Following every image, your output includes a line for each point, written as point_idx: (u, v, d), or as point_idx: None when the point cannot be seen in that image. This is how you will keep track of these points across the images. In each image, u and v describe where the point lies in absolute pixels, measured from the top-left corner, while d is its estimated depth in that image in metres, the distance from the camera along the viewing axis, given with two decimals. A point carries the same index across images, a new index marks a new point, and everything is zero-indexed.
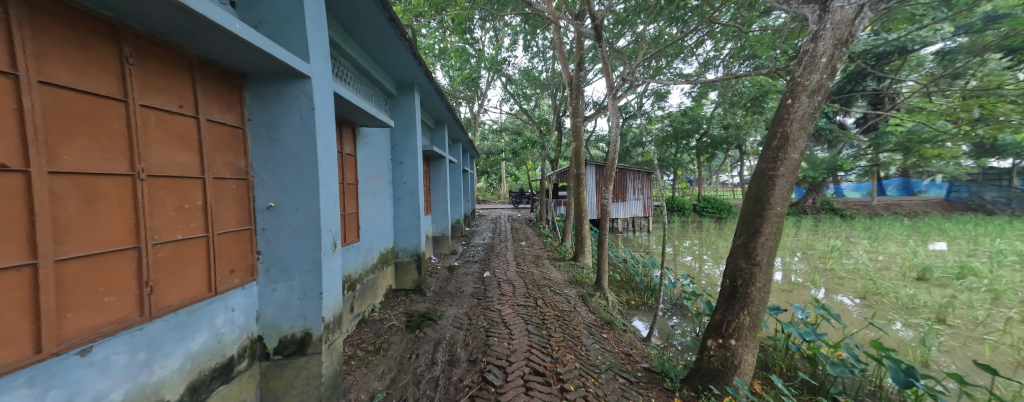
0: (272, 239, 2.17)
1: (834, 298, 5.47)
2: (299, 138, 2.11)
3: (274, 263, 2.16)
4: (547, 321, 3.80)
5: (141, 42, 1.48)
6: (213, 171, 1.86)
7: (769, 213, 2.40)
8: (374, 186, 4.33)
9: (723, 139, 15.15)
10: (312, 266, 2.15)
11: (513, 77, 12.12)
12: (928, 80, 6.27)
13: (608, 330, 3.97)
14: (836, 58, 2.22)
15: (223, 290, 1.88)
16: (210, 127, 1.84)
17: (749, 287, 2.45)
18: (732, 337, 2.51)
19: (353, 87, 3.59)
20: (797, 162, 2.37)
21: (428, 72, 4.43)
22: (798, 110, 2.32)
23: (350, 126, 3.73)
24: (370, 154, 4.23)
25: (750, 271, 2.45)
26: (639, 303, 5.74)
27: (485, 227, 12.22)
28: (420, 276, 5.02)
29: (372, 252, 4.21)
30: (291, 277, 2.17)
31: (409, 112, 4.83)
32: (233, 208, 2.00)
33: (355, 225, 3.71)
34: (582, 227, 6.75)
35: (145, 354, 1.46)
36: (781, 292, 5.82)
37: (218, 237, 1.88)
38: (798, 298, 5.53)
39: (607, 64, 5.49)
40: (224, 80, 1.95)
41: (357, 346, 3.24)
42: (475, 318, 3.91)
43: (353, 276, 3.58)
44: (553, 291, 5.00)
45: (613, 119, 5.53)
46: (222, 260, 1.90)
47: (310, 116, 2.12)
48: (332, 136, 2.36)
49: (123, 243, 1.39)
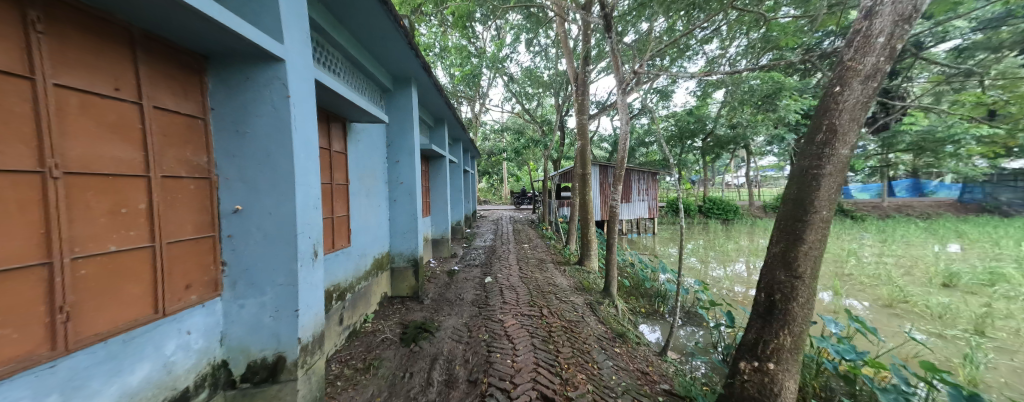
0: (238, 248, 1.87)
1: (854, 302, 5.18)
2: (271, 132, 1.85)
3: (241, 275, 1.87)
4: (554, 334, 3.50)
5: (58, 6, 1.19)
6: (163, 168, 1.55)
7: (813, 217, 2.10)
8: (368, 187, 4.03)
9: (729, 139, 14.81)
10: (286, 279, 1.88)
11: (515, 76, 11.85)
12: (940, 80, 5.93)
13: (619, 343, 3.62)
14: (896, 37, 1.92)
15: (174, 310, 1.57)
16: (158, 115, 1.54)
17: (789, 302, 2.14)
18: (770, 361, 2.17)
19: (341, 79, 3.31)
20: (847, 158, 2.07)
21: (426, 66, 4.17)
22: (850, 98, 2.01)
23: (341, 121, 3.45)
24: (364, 152, 3.95)
25: (790, 284, 2.14)
26: (650, 311, 5.41)
27: (486, 229, 11.94)
28: (418, 283, 4.72)
29: (366, 258, 3.91)
30: (261, 292, 1.88)
31: (407, 107, 4.55)
32: (191, 212, 1.69)
33: (344, 228, 3.43)
34: (588, 229, 6.48)
35: (57, 397, 1.15)
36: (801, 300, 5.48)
37: (169, 248, 1.57)
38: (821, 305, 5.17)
39: (617, 58, 5.17)
40: (176, 59, 1.64)
41: (346, 364, 2.93)
42: (476, 330, 3.61)
43: (342, 284, 3.29)
44: (559, 299, 4.69)
45: (622, 116, 5.21)
46: (175, 274, 1.59)
47: (284, 107, 1.86)
48: (312, 131, 2.10)
49: (27, 259, 1.10)
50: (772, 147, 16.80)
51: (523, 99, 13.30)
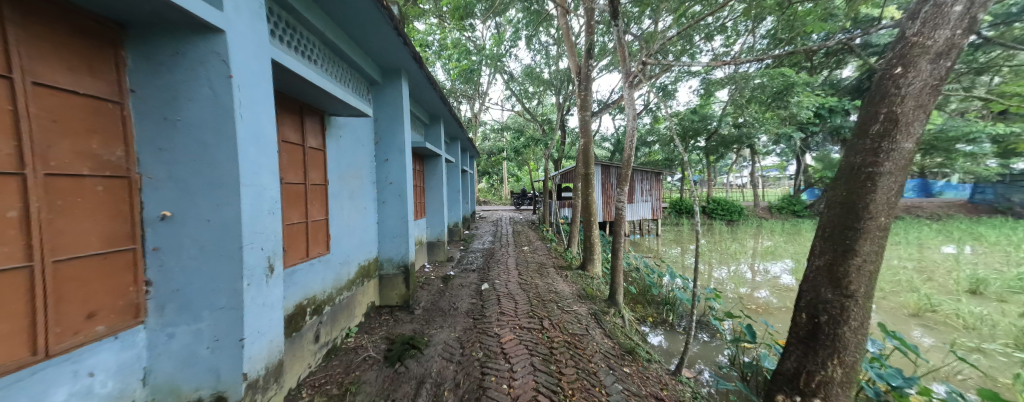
0: (167, 264, 1.52)
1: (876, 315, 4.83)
2: (209, 123, 1.52)
3: (172, 297, 1.53)
4: (556, 351, 3.14)
5: None
6: (51, 165, 1.19)
7: (868, 225, 1.75)
8: (352, 188, 3.66)
9: (735, 139, 14.43)
10: (230, 301, 1.55)
11: (514, 74, 11.49)
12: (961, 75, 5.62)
13: (629, 361, 3.26)
14: (978, 4, 1.56)
15: (67, 346, 1.22)
16: (43, 96, 1.18)
17: (839, 325, 1.78)
18: (817, 397, 1.81)
19: (318, 66, 2.96)
20: (911, 153, 1.71)
21: (416, 56, 3.82)
22: (916, 80, 1.65)
23: (319, 114, 3.10)
24: (347, 149, 3.58)
25: (839, 304, 1.78)
26: (658, 320, 5.05)
27: (485, 230, 11.57)
28: (408, 291, 4.37)
29: (349, 265, 3.56)
30: (197, 318, 1.54)
31: (396, 101, 4.20)
32: (97, 221, 1.33)
33: (322, 234, 3.09)
34: (590, 232, 6.13)
35: None
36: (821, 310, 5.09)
37: (59, 269, 1.21)
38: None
39: (623, 50, 4.81)
40: (70, 23, 1.27)
41: (319, 389, 2.59)
42: (470, 346, 3.24)
43: (318, 297, 2.95)
44: (561, 308, 4.34)
45: (628, 111, 4.84)
46: (68, 301, 1.24)
47: (224, 90, 1.51)
48: (266, 122, 1.76)
49: None
50: (777, 146, 16.43)
51: (523, 97, 12.94)
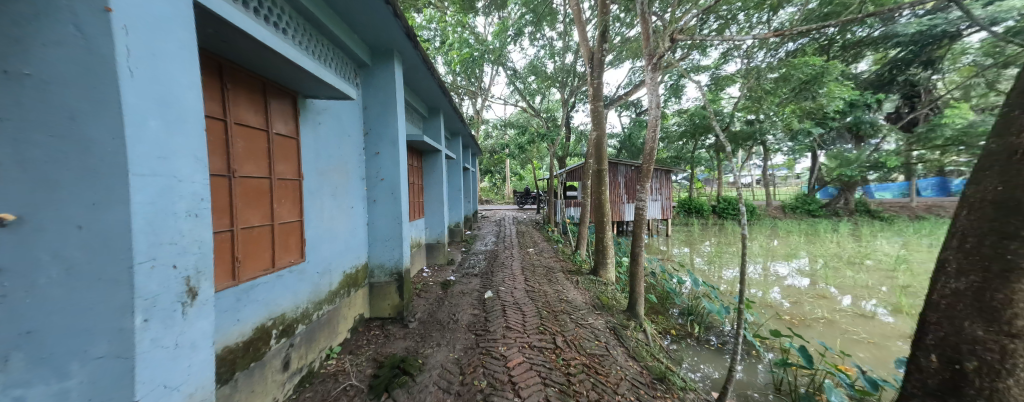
0: (12, 295, 0.99)
1: (894, 322, 5.02)
2: (77, 81, 1.00)
3: (24, 342, 1.00)
4: (575, 381, 2.61)
5: None
6: None
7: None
8: (334, 184, 3.14)
9: (747, 135, 13.76)
10: (115, 345, 1.04)
11: (518, 69, 10.96)
12: None
13: (661, 392, 2.74)
14: None
15: None
16: None
17: (1001, 379, 1.31)
18: None
19: (289, 36, 2.43)
20: None
21: (411, 34, 3.30)
22: None
23: (291, 95, 2.58)
24: (328, 139, 3.05)
25: (1000, 346, 1.32)
26: (682, 333, 4.51)
27: (488, 231, 11.08)
28: (402, 302, 3.84)
29: (330, 275, 3.04)
30: (63, 371, 1.02)
31: (388, 87, 3.68)
32: None
33: (294, 239, 2.58)
34: (603, 234, 5.58)
35: None
36: (878, 335, 4.50)
37: None
38: (889, 347, 4.18)
39: (647, 27, 4.26)
40: None
41: None
42: (471, 372, 2.72)
43: (287, 315, 2.44)
44: (575, 321, 3.82)
45: (651, 98, 4.27)
46: None
47: (100, 32, 1.00)
48: (179, 87, 1.24)
49: None
50: (789, 144, 15.86)
51: (527, 93, 12.40)
